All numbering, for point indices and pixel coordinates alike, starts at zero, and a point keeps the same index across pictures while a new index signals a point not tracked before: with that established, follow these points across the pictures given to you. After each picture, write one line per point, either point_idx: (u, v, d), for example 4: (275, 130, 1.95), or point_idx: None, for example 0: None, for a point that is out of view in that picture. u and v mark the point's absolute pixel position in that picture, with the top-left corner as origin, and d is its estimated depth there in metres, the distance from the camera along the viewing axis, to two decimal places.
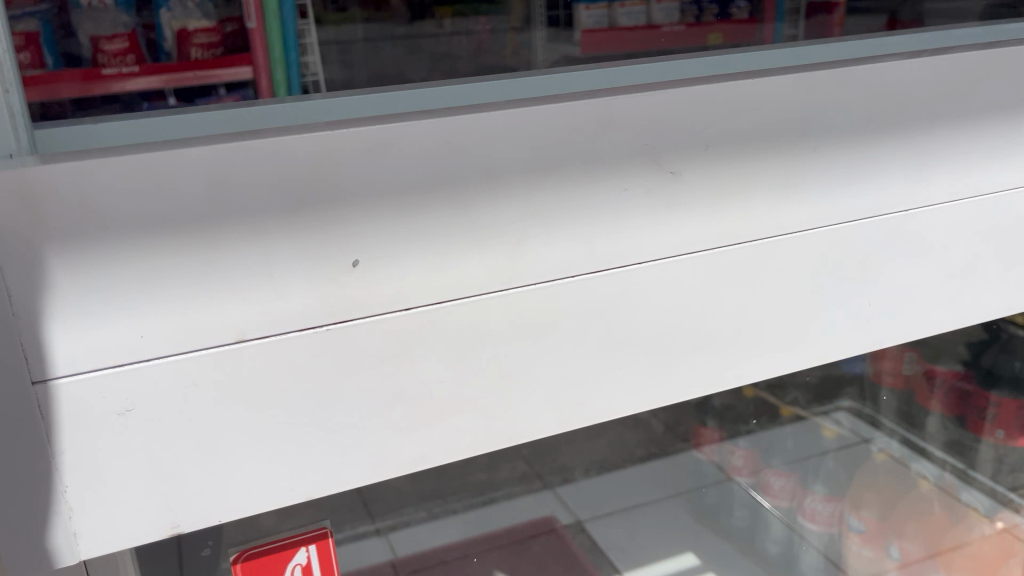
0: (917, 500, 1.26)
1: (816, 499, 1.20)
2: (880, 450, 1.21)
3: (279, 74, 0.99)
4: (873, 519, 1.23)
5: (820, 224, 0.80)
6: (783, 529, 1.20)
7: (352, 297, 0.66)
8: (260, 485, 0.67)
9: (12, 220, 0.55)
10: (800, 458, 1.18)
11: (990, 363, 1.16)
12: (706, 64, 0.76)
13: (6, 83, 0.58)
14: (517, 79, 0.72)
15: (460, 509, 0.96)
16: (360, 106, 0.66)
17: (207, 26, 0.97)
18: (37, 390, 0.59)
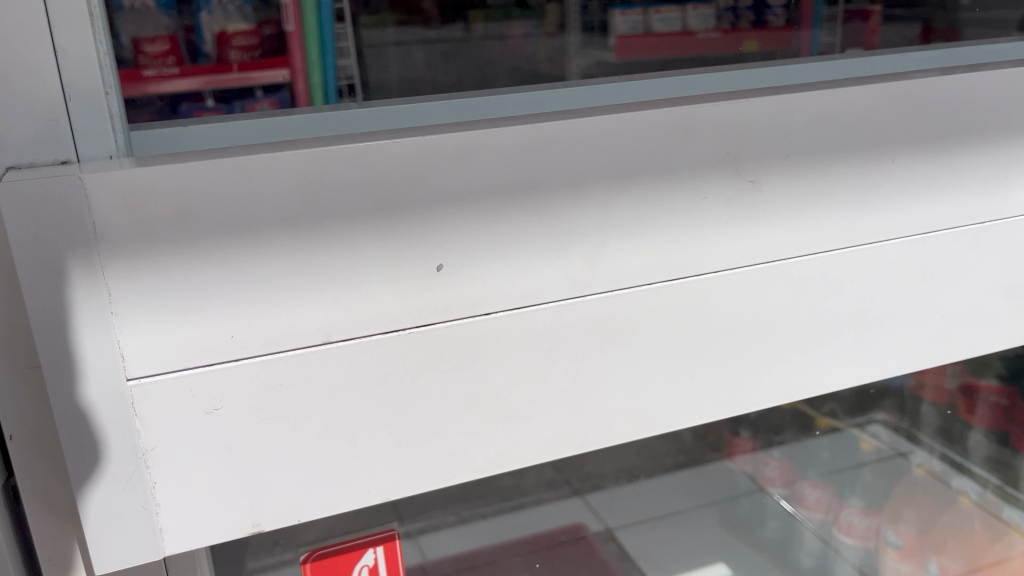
0: (958, 517, 1.19)
1: (852, 511, 1.12)
2: (918, 465, 1.16)
3: (316, 79, 0.80)
4: (910, 535, 1.15)
5: (897, 235, 0.79)
6: (818, 543, 1.11)
7: (434, 300, 0.66)
8: (338, 486, 0.68)
9: (117, 219, 0.56)
10: (836, 470, 1.10)
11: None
12: (782, 75, 0.76)
13: (105, 86, 0.59)
14: (595, 87, 0.72)
15: (490, 514, 0.88)
16: (440, 113, 0.67)
17: (250, 30, 0.77)
18: (131, 387, 0.60)
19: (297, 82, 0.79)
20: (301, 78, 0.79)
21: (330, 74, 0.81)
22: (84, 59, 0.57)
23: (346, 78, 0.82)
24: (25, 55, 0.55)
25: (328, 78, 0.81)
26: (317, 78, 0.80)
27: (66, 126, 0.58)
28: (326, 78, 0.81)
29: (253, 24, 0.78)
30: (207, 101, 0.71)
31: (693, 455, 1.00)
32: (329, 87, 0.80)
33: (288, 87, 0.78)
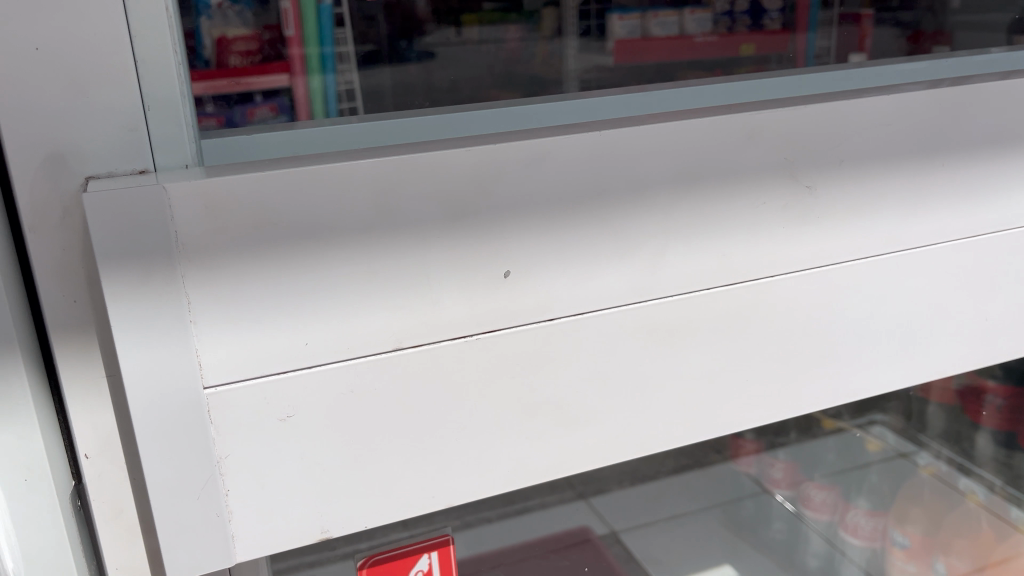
0: (966, 517, 1.18)
1: (859, 513, 1.11)
2: (925, 466, 1.14)
3: (316, 83, 0.65)
4: (917, 535, 1.14)
5: (948, 239, 0.80)
6: (824, 545, 1.10)
7: (501, 307, 0.67)
8: (405, 490, 0.68)
9: (198, 228, 0.56)
10: (842, 471, 1.09)
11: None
12: (822, 83, 0.80)
13: (183, 95, 0.59)
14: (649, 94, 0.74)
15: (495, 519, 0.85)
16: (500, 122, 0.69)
17: (251, 35, 0.61)
18: (208, 395, 0.60)
19: (297, 84, 0.64)
20: (301, 79, 0.64)
21: (332, 78, 0.65)
22: (161, 69, 0.58)
23: (345, 84, 0.66)
24: (107, 66, 0.56)
25: (329, 82, 0.65)
26: (319, 85, 0.65)
27: (145, 136, 0.58)
28: (328, 84, 0.65)
29: (254, 28, 0.61)
30: (207, 106, 0.61)
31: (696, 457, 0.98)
32: (330, 94, 0.65)
33: (287, 90, 0.64)
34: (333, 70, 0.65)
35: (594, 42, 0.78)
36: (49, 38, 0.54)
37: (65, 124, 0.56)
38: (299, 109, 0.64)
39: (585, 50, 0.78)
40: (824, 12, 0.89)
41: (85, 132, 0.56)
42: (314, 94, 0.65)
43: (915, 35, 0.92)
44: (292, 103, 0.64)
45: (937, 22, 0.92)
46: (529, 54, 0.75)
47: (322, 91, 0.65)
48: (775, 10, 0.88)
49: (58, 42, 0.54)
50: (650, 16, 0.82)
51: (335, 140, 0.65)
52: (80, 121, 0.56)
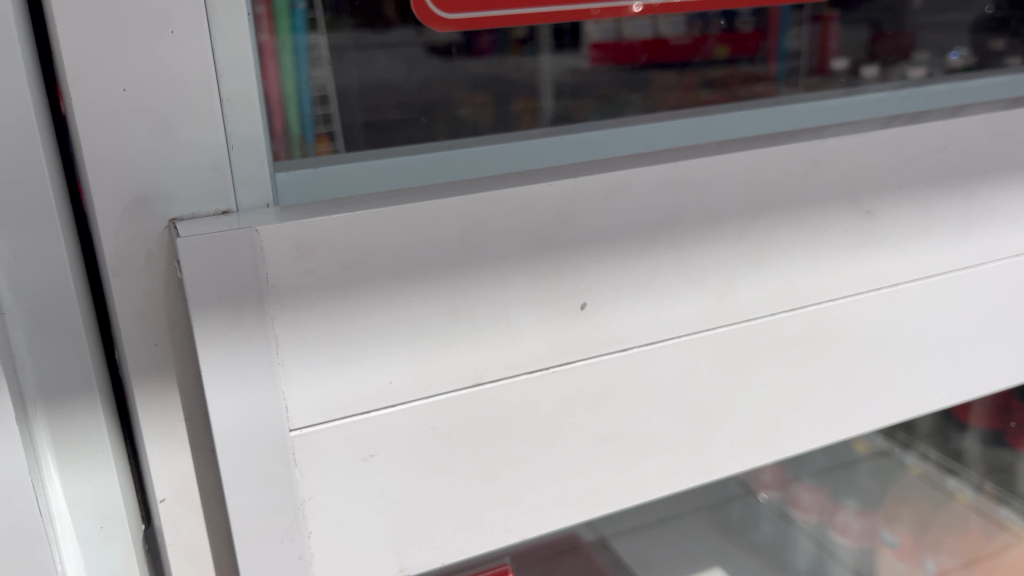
0: (953, 516, 1.16)
1: (847, 513, 1.09)
2: (914, 464, 1.15)
3: (288, 88, 0.60)
4: (906, 533, 1.13)
5: (993, 258, 0.82)
6: (813, 544, 1.07)
7: (577, 338, 0.66)
8: (481, 524, 0.67)
9: (287, 268, 0.55)
10: (831, 470, 1.08)
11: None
12: (866, 104, 0.82)
13: (264, 133, 0.58)
14: (705, 120, 0.75)
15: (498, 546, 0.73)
16: (559, 152, 0.69)
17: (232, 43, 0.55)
18: (294, 437, 0.59)
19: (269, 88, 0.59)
20: (273, 82, 0.59)
21: (305, 82, 0.60)
22: (245, 108, 0.56)
23: (318, 90, 0.62)
24: (195, 106, 0.54)
25: (302, 87, 0.60)
26: (292, 92, 0.60)
27: (228, 176, 0.57)
28: (301, 89, 0.60)
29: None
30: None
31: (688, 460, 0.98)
32: (303, 99, 0.61)
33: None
34: (306, 75, 0.60)
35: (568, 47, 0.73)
36: (137, 79, 0.52)
37: (149, 165, 0.54)
38: (272, 114, 0.60)
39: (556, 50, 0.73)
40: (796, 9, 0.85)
41: (170, 173, 0.55)
42: (287, 100, 0.60)
43: (877, 34, 0.91)
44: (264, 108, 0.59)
45: (897, 24, 0.92)
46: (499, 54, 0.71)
47: (296, 96, 0.60)
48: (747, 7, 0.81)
49: (145, 83, 0.53)
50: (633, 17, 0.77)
51: (405, 174, 0.64)
52: (165, 162, 0.55)
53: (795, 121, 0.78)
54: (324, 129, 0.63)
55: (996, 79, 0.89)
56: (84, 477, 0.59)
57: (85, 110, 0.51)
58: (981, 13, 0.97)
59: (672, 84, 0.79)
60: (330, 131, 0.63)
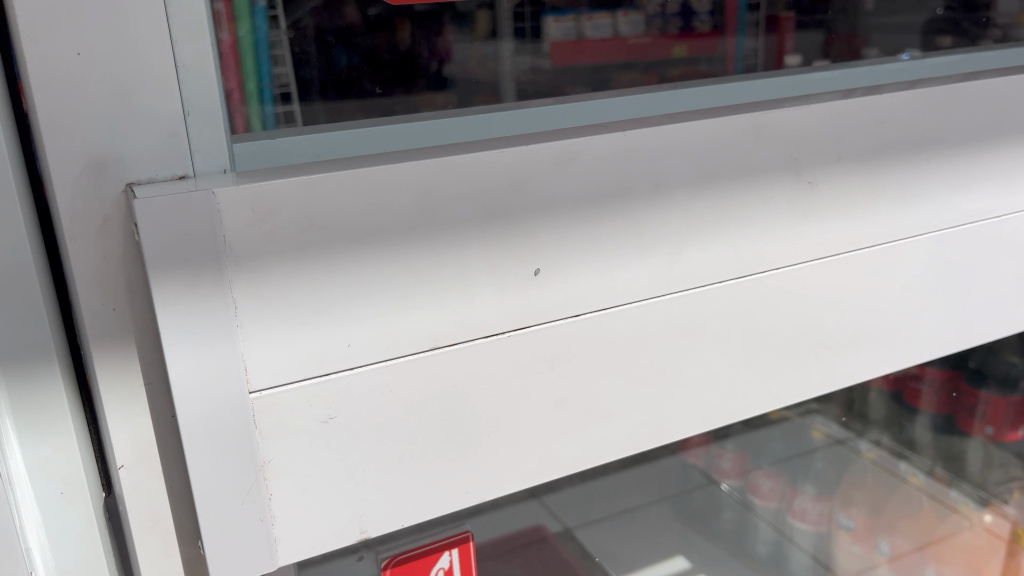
0: (906, 498, 1.25)
1: (806, 499, 1.17)
2: (869, 450, 1.19)
3: (250, 86, 0.61)
4: (862, 517, 1.22)
5: (932, 229, 0.85)
6: (773, 531, 1.15)
7: (532, 303, 0.68)
8: (439, 486, 0.69)
9: (244, 231, 0.56)
10: (789, 458, 1.12)
11: (1008, 369, 1.24)
12: (818, 82, 0.84)
13: (219, 100, 0.59)
14: (659, 95, 0.76)
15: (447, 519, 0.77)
16: (513, 123, 0.70)
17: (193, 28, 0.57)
18: (253, 400, 0.60)
19: (229, 82, 0.60)
20: (233, 77, 0.60)
21: (267, 80, 0.62)
22: (200, 74, 0.57)
23: (281, 87, 0.62)
24: (150, 71, 0.55)
25: (262, 84, 0.62)
26: (253, 88, 0.61)
27: (184, 142, 0.58)
28: (262, 85, 0.62)
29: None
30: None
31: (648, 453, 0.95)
32: (265, 96, 0.62)
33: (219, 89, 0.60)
34: (265, 72, 0.61)
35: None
36: (91, 44, 0.53)
37: (105, 130, 0.55)
38: (232, 108, 0.61)
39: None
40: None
41: (126, 138, 0.56)
42: (248, 97, 0.61)
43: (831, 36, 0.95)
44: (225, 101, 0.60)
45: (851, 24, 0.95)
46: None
47: (256, 94, 0.62)
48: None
49: (99, 47, 0.53)
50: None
51: (360, 143, 0.65)
52: (121, 126, 0.55)
53: (745, 98, 0.80)
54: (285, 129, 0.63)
55: (942, 60, 0.92)
56: (43, 442, 0.59)
57: (39, 74, 0.52)
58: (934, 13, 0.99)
59: (636, 83, 0.79)
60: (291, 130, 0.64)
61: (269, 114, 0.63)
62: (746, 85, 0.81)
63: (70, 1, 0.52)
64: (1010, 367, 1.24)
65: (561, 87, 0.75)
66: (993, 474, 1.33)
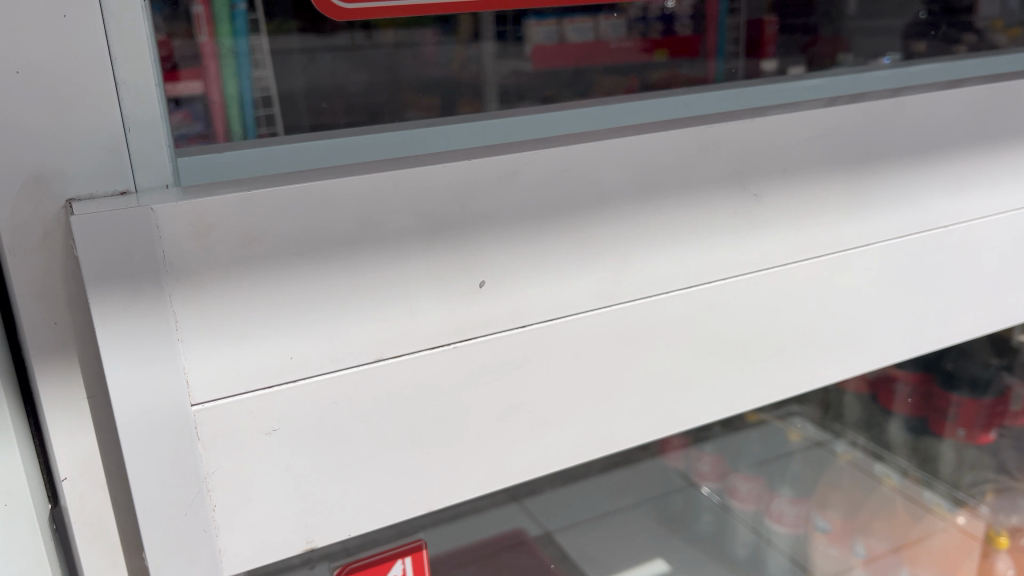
0: (882, 500, 1.27)
1: (783, 501, 1.18)
2: (844, 452, 1.22)
3: (230, 89, 0.62)
4: (837, 519, 1.24)
5: (877, 239, 0.87)
6: (751, 533, 1.16)
7: (477, 314, 0.69)
8: (385, 495, 0.70)
9: (185, 246, 0.57)
10: (767, 460, 1.15)
11: (979, 372, 1.26)
12: (768, 93, 0.86)
13: (161, 116, 0.59)
14: (610, 108, 0.78)
15: (426, 523, 0.81)
16: (462, 137, 0.71)
17: (161, 40, 0.58)
18: (195, 412, 0.60)
19: (211, 93, 0.61)
20: (215, 86, 0.61)
21: (247, 85, 0.63)
22: (140, 91, 0.58)
23: (260, 91, 0.64)
24: (91, 88, 0.56)
25: (244, 88, 0.63)
26: (233, 90, 0.62)
27: (126, 157, 0.59)
28: (243, 89, 0.63)
29: (164, 32, 0.58)
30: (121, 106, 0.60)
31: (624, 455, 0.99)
32: (245, 100, 0.63)
33: (201, 98, 0.61)
34: (248, 77, 0.62)
35: (512, 47, 0.74)
36: (31, 62, 0.54)
37: (44, 147, 0.55)
38: (213, 118, 0.62)
39: (503, 57, 0.74)
40: (733, 19, 0.85)
41: (66, 155, 0.56)
42: (229, 101, 0.62)
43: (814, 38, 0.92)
44: (206, 111, 0.62)
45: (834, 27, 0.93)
46: (446, 58, 0.71)
47: (237, 98, 0.63)
48: (687, 15, 0.82)
49: (39, 66, 0.54)
50: (568, 22, 0.75)
51: (306, 157, 0.66)
52: (60, 143, 0.56)
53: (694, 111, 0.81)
54: (267, 131, 0.65)
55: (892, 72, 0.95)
56: None
57: None
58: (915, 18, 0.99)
59: (616, 88, 0.80)
60: (273, 133, 0.65)
61: (250, 117, 0.64)
62: (698, 97, 0.82)
63: (8, 19, 0.52)
64: (982, 368, 1.25)
65: (541, 91, 0.77)
66: (970, 475, 1.34)
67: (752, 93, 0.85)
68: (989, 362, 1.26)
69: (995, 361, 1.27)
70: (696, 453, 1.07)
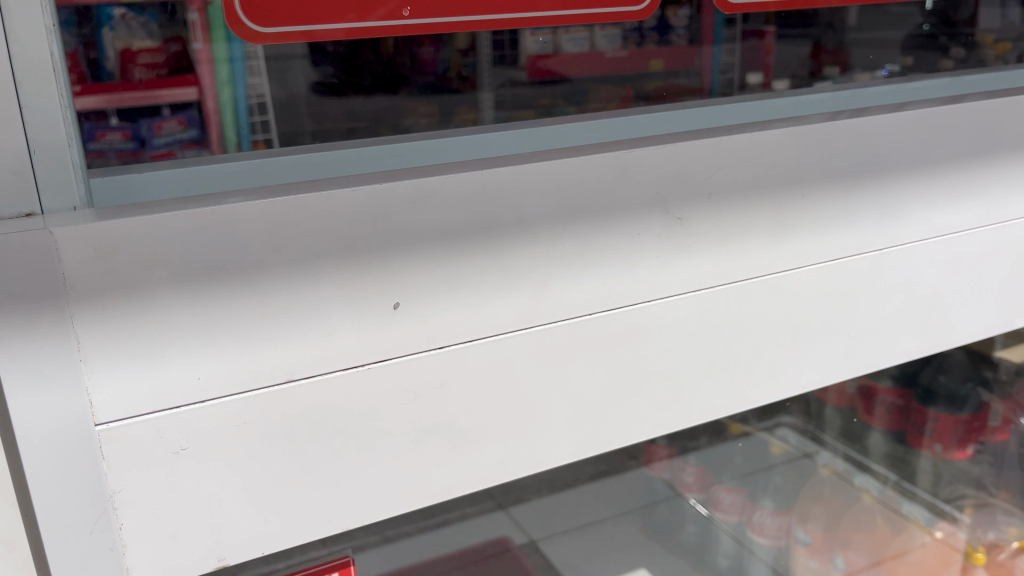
0: (862, 513, 1.25)
1: (765, 512, 1.16)
2: (824, 465, 1.20)
3: (225, 96, 0.65)
4: (819, 531, 1.21)
5: (808, 263, 0.88)
6: (733, 544, 1.14)
7: (393, 336, 0.70)
8: (299, 515, 0.70)
9: (87, 270, 0.57)
10: (749, 473, 1.14)
11: (956, 388, 1.24)
12: (720, 113, 0.86)
13: (68, 137, 0.60)
14: (549, 127, 0.78)
15: (413, 532, 0.85)
16: (400, 158, 0.72)
17: (157, 48, 0.62)
18: (99, 432, 0.61)
19: (206, 98, 0.64)
20: (209, 93, 0.64)
21: (241, 91, 0.66)
22: (46, 114, 0.58)
23: (256, 97, 0.67)
24: None
25: (239, 94, 0.66)
26: (229, 96, 0.65)
27: (30, 179, 0.59)
28: (238, 96, 0.66)
29: (160, 40, 0.62)
30: (112, 119, 0.62)
31: (613, 464, 1.00)
32: (239, 105, 0.67)
33: (195, 105, 0.64)
34: (242, 82, 0.65)
35: (508, 56, 0.77)
36: None
37: None
38: (208, 123, 0.65)
39: (499, 65, 0.77)
40: (728, 30, 0.87)
41: None
42: (223, 107, 0.66)
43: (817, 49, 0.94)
44: (201, 116, 0.65)
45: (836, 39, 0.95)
46: (444, 65, 0.75)
47: (231, 103, 0.66)
48: (684, 26, 0.84)
49: None
50: (563, 32, 0.77)
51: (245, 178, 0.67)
52: None
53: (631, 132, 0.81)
54: (261, 137, 0.69)
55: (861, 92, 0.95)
56: None
57: None
58: (915, 29, 1.00)
59: (612, 97, 0.84)
60: (267, 138, 0.69)
61: (244, 123, 0.67)
62: (643, 116, 0.82)
63: None
64: (958, 385, 1.24)
65: (536, 99, 0.80)
66: (956, 490, 1.31)
67: (701, 114, 0.86)
68: (969, 384, 1.25)
69: (975, 382, 1.26)
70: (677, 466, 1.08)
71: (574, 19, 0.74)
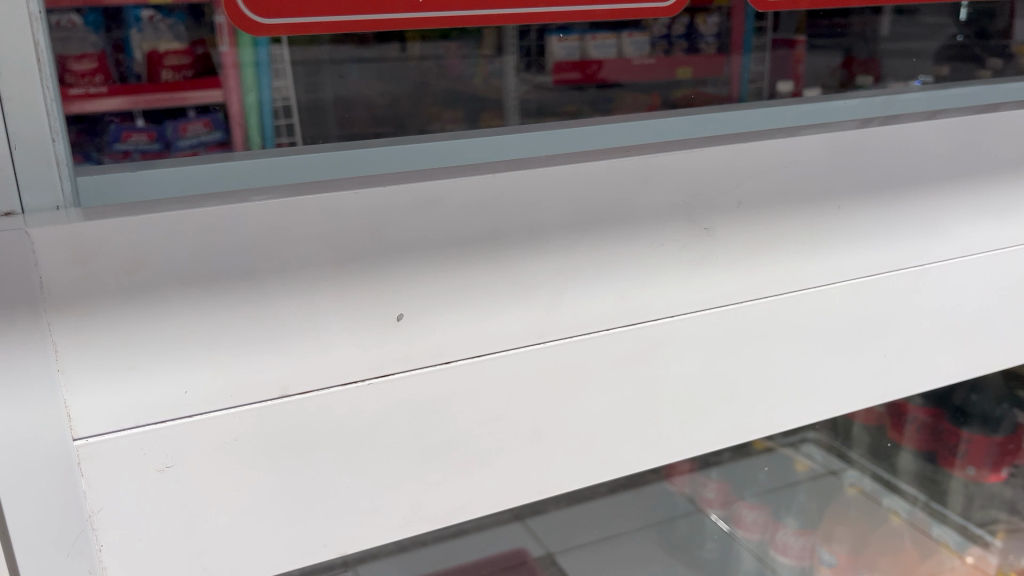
0: (889, 534, 1.17)
1: (788, 531, 1.09)
2: (851, 484, 1.15)
3: (251, 99, 0.63)
4: (843, 553, 1.13)
5: (841, 279, 0.83)
6: (754, 562, 1.07)
7: (394, 349, 0.65)
8: (290, 538, 0.66)
9: (64, 275, 0.53)
10: (772, 490, 1.08)
11: (991, 408, 1.18)
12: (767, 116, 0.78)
13: (53, 132, 0.55)
14: (582, 130, 0.71)
15: (431, 540, 0.81)
16: (412, 158, 0.66)
17: (183, 49, 0.60)
18: (78, 448, 0.57)
19: (232, 100, 0.62)
20: (236, 95, 0.62)
21: (268, 94, 0.63)
22: (28, 106, 0.54)
23: (282, 100, 0.64)
24: None
25: (265, 96, 0.63)
26: (254, 99, 0.63)
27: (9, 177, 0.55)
28: (263, 98, 0.63)
29: (188, 42, 0.60)
30: (138, 121, 0.60)
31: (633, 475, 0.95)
32: (265, 109, 0.64)
33: (223, 107, 0.62)
34: (268, 84, 0.63)
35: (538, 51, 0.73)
36: None
37: None
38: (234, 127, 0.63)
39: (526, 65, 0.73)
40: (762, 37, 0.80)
41: None
42: (249, 110, 0.63)
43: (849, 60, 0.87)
44: (227, 121, 0.62)
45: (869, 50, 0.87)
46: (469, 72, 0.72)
47: (257, 107, 0.63)
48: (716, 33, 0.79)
49: None
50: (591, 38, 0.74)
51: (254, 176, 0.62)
52: None
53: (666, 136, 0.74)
54: (287, 139, 0.65)
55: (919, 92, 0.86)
56: None
57: None
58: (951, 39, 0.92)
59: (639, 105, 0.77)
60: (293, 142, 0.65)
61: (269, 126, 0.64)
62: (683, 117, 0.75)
63: None
64: (993, 404, 1.17)
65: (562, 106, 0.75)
66: (990, 512, 1.23)
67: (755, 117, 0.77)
68: (1005, 403, 1.18)
69: (1011, 402, 1.19)
70: (701, 480, 1.02)
71: (619, 15, 0.67)
